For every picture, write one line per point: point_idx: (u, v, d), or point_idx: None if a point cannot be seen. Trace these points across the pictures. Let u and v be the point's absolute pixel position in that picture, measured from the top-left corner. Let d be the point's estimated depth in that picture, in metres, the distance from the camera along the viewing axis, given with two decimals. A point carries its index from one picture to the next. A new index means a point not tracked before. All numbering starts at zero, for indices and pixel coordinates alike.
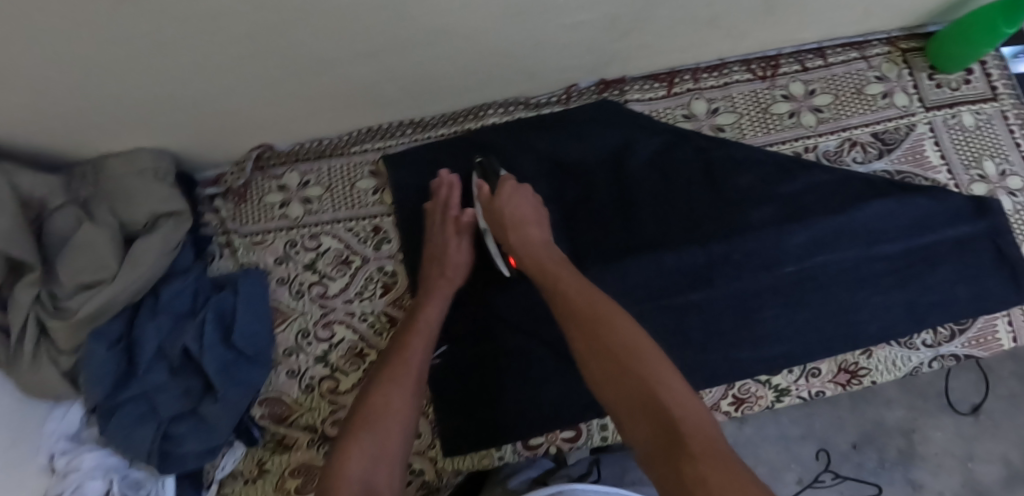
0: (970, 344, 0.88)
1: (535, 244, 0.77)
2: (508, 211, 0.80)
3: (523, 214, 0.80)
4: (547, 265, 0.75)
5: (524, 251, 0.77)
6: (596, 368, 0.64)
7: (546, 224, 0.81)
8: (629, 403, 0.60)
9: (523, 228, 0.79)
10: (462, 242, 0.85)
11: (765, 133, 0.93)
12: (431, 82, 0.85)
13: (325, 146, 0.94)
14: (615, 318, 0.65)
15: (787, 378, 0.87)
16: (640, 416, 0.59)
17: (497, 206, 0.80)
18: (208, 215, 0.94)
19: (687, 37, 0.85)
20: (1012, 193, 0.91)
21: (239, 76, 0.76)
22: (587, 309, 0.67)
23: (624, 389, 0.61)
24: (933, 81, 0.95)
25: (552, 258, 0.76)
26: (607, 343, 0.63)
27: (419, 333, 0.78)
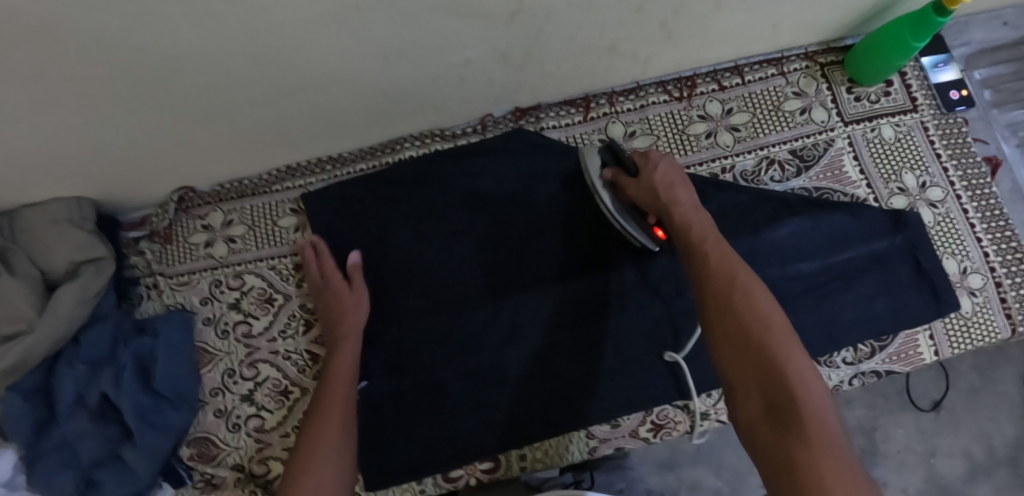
0: (891, 359, 0.87)
1: (686, 205, 0.75)
2: (656, 175, 0.78)
3: (670, 177, 0.78)
4: (693, 224, 0.72)
5: (675, 207, 0.74)
6: (718, 327, 0.62)
7: (693, 192, 0.78)
8: (751, 368, 0.59)
9: (674, 189, 0.76)
10: (354, 283, 0.87)
11: (682, 154, 0.93)
12: (337, 120, 0.86)
13: (246, 186, 0.95)
14: (746, 280, 0.64)
15: (705, 402, 0.87)
16: (757, 390, 0.58)
17: (646, 170, 0.79)
18: (132, 258, 0.95)
19: (588, 64, 0.86)
20: (932, 204, 0.90)
21: (140, 126, 0.78)
22: (718, 268, 0.66)
23: (745, 355, 0.60)
24: (852, 94, 0.95)
25: (700, 219, 0.73)
26: (736, 305, 0.62)
27: (337, 378, 0.79)
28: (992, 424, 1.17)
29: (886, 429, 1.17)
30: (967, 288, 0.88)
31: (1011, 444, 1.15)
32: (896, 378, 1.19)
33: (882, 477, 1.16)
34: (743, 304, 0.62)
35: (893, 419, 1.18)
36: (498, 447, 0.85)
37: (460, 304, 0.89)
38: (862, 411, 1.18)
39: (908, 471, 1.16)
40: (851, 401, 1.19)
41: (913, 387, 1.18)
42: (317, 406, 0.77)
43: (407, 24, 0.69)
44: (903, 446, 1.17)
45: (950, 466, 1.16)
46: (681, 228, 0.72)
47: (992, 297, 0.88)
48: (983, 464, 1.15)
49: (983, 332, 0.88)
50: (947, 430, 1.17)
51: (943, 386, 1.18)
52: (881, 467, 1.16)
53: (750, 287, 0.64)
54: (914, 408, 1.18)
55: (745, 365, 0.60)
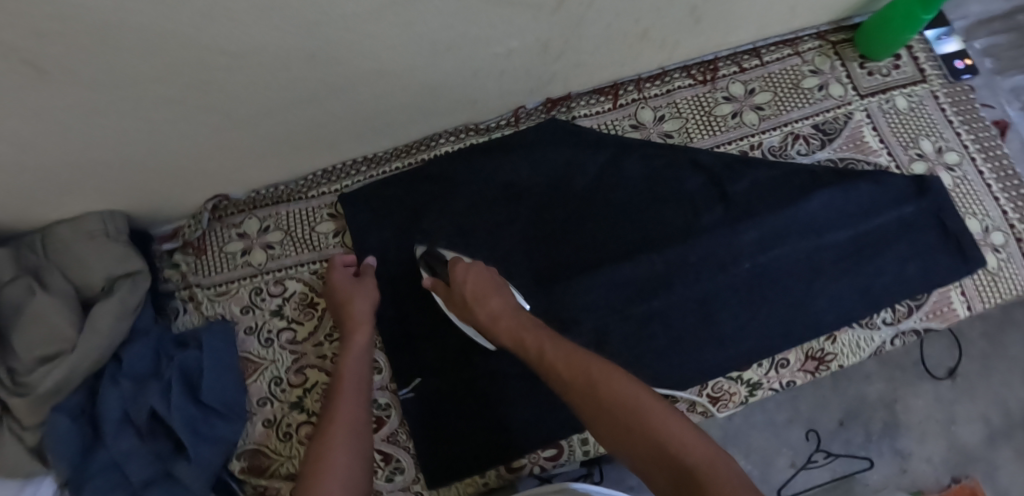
0: (928, 317, 0.90)
1: (503, 314, 0.76)
2: (467, 285, 0.79)
3: (482, 283, 0.79)
4: (523, 334, 0.73)
5: (495, 321, 0.75)
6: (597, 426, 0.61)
7: (509, 291, 0.79)
8: (641, 450, 0.56)
9: (482, 295, 0.78)
10: (363, 282, 0.85)
11: (710, 135, 0.96)
12: (376, 118, 0.86)
13: (281, 192, 0.94)
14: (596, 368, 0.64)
15: (757, 372, 0.88)
16: (657, 468, 0.55)
17: (456, 281, 0.81)
18: (167, 272, 0.93)
19: (618, 51, 0.89)
20: (950, 168, 0.95)
21: (181, 134, 0.76)
22: (568, 367, 0.65)
23: (630, 442, 0.58)
24: (865, 69, 0.99)
25: (523, 323, 0.74)
26: (597, 394, 0.61)
27: (346, 386, 0.75)
28: (1006, 388, 1.21)
29: (905, 401, 1.21)
30: (991, 245, 0.92)
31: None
32: (911, 349, 1.23)
33: (906, 448, 1.18)
34: (598, 393, 0.61)
35: (912, 391, 1.21)
36: (558, 433, 0.85)
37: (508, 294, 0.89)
38: (882, 384, 1.21)
39: (930, 441, 1.19)
40: (870, 375, 1.22)
41: (928, 358, 1.23)
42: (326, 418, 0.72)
43: (455, 17, 0.70)
44: (925, 416, 1.20)
45: (971, 433, 1.19)
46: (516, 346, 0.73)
47: (1015, 252, 0.92)
48: (1001, 428, 1.19)
49: (1010, 286, 0.92)
50: (965, 397, 1.20)
51: (956, 354, 1.22)
52: (905, 438, 1.19)
53: (597, 375, 0.63)
54: (930, 378, 1.22)
55: (635, 449, 0.57)
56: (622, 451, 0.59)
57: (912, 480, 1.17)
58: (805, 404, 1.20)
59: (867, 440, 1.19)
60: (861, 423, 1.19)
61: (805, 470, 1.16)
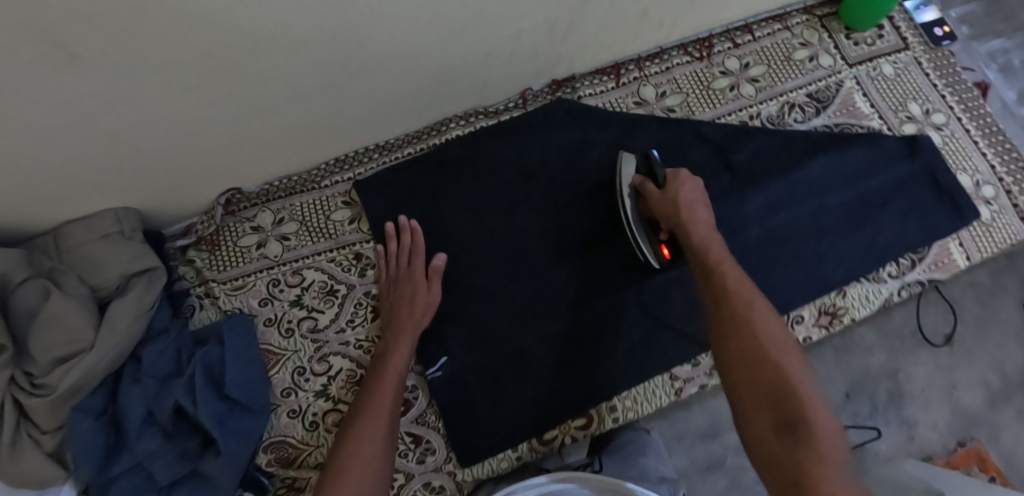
0: (930, 268, 0.94)
1: (700, 236, 0.76)
2: (678, 198, 0.79)
3: (692, 200, 0.80)
4: (713, 257, 0.73)
5: (694, 232, 0.76)
6: (734, 358, 0.63)
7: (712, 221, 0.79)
8: (765, 395, 0.59)
9: (693, 209, 0.78)
10: (432, 286, 0.86)
11: (711, 108, 0.99)
12: (391, 104, 0.88)
13: (295, 183, 0.95)
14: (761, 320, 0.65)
15: None
16: (765, 408, 0.58)
17: (669, 192, 0.81)
18: (181, 269, 0.92)
19: (621, 30, 0.91)
20: (938, 128, 1.00)
21: (199, 123, 0.76)
22: (739, 303, 0.67)
23: (758, 386, 0.60)
24: (851, 40, 1.04)
25: (715, 250, 0.74)
26: (755, 341, 0.63)
27: (389, 376, 0.78)
28: (1002, 351, 1.26)
29: (908, 369, 1.24)
30: (983, 198, 0.97)
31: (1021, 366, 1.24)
32: (908, 319, 1.26)
33: (911, 416, 1.22)
34: (757, 339, 0.63)
35: (913, 359, 1.24)
36: (587, 402, 0.86)
37: (533, 268, 0.91)
38: (882, 356, 1.24)
39: (935, 406, 1.22)
40: (870, 348, 1.25)
41: (924, 326, 1.26)
42: (364, 403, 0.76)
43: None
44: (927, 384, 1.24)
45: (972, 396, 1.23)
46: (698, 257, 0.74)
47: (1006, 204, 0.97)
48: (1000, 390, 1.23)
49: (1003, 236, 0.96)
50: (963, 363, 1.24)
51: (951, 320, 1.26)
52: (909, 406, 1.22)
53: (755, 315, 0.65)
54: (929, 347, 1.25)
55: (755, 384, 0.60)
56: (742, 387, 0.61)
57: (919, 447, 1.21)
58: (812, 378, 1.23)
59: (874, 410, 1.22)
60: (866, 393, 1.23)
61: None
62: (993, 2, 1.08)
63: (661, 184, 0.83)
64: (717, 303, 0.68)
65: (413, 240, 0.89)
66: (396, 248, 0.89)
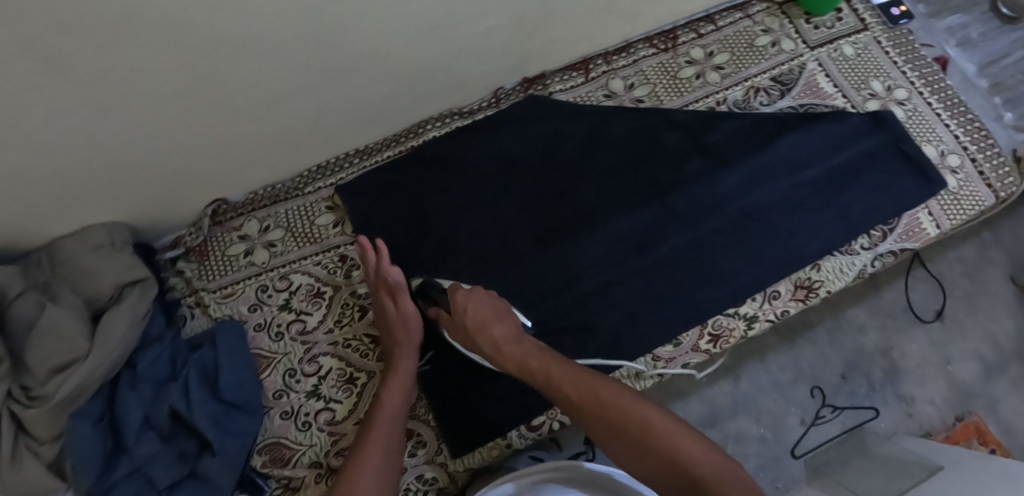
0: (902, 238, 0.96)
1: (507, 344, 0.76)
2: (470, 312, 0.79)
3: (482, 311, 0.79)
4: (528, 361, 0.74)
5: (503, 349, 0.75)
6: (608, 442, 0.64)
7: (512, 316, 0.79)
8: (650, 466, 0.60)
9: (486, 324, 0.78)
10: (401, 304, 0.84)
11: (679, 96, 1.02)
12: (369, 109, 0.92)
13: (279, 191, 0.97)
14: (601, 391, 0.67)
15: (753, 306, 0.91)
16: (664, 482, 0.59)
17: (458, 309, 0.80)
18: (172, 280, 0.95)
19: (587, 25, 0.95)
20: (901, 103, 1.03)
21: (187, 131, 0.79)
22: (576, 388, 0.68)
23: (642, 460, 0.60)
24: (811, 24, 1.07)
25: (530, 351, 0.75)
26: (610, 415, 0.64)
27: (384, 409, 0.79)
28: (993, 323, 1.27)
29: (901, 347, 1.25)
30: (949, 168, 1.00)
31: (1013, 337, 1.25)
32: (898, 296, 1.28)
33: (909, 394, 1.23)
34: (613, 413, 0.64)
35: (906, 336, 1.26)
36: None
37: (516, 255, 0.92)
38: (876, 334, 1.26)
39: (930, 382, 1.24)
40: (864, 326, 1.27)
41: (914, 303, 1.27)
42: (358, 444, 0.76)
43: None
44: (921, 360, 1.25)
45: (967, 371, 1.24)
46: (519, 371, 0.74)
47: (972, 173, 1.00)
48: (994, 361, 1.25)
49: (972, 203, 0.99)
50: (956, 337, 1.26)
51: (940, 296, 1.28)
52: (905, 383, 1.24)
53: (603, 397, 0.66)
54: (920, 323, 1.27)
55: (644, 464, 0.60)
56: (643, 476, 0.61)
57: (918, 424, 1.22)
58: (806, 361, 1.25)
59: (871, 388, 1.23)
60: (863, 373, 1.24)
61: (815, 427, 1.21)
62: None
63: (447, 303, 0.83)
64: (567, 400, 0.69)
65: (375, 257, 0.87)
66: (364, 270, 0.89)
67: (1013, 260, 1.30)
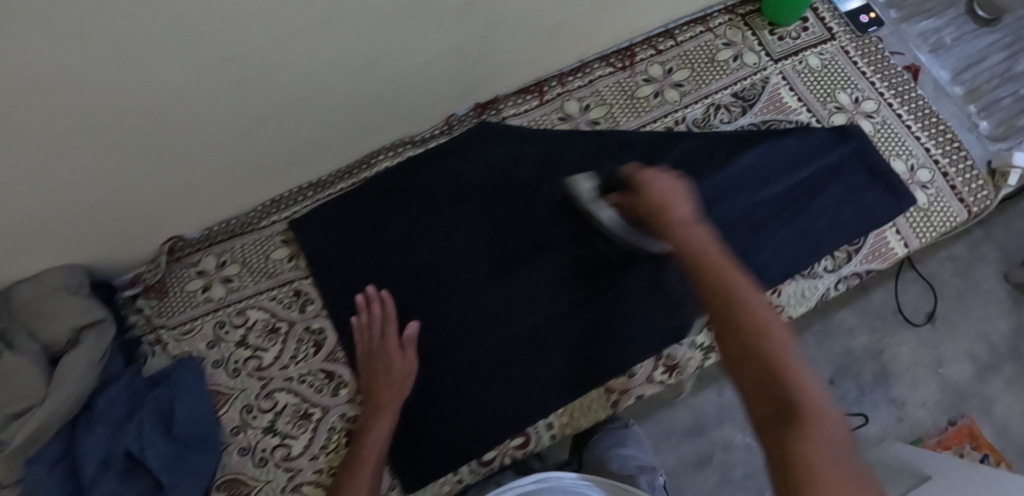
0: (868, 259, 0.93)
1: (684, 223, 0.68)
2: (653, 192, 0.71)
3: (665, 193, 0.71)
4: (689, 240, 0.66)
5: (684, 226, 0.68)
6: (722, 335, 0.58)
7: (693, 206, 0.71)
8: (754, 377, 0.54)
9: (671, 204, 0.70)
10: (407, 354, 0.87)
11: (636, 117, 0.99)
12: (319, 145, 0.91)
13: (234, 226, 0.98)
14: (759, 303, 0.58)
15: (709, 335, 0.90)
16: (757, 395, 0.53)
17: (637, 189, 0.73)
18: (132, 318, 0.96)
19: (536, 48, 0.93)
20: (869, 115, 1.00)
21: (129, 178, 0.80)
22: (721, 284, 0.61)
23: (747, 368, 0.55)
24: (775, 35, 1.04)
25: (698, 237, 0.66)
26: (743, 313, 0.57)
27: (370, 454, 0.80)
28: (988, 322, 1.23)
29: (892, 349, 1.21)
30: (919, 182, 0.96)
31: (1007, 335, 1.21)
32: (887, 298, 1.23)
33: (900, 396, 1.18)
34: (754, 323, 0.56)
35: (896, 339, 1.21)
36: (524, 421, 0.87)
37: (470, 286, 0.92)
38: (865, 338, 1.21)
39: (923, 384, 1.19)
40: (853, 329, 1.22)
41: (904, 305, 1.23)
42: (343, 489, 0.77)
43: (365, 27, 0.74)
44: (913, 362, 1.21)
45: (960, 371, 1.20)
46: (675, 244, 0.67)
47: (943, 186, 0.97)
48: (989, 360, 1.20)
49: (944, 219, 0.96)
50: (948, 337, 1.21)
51: (931, 298, 1.23)
52: (897, 385, 1.19)
53: (749, 297, 0.59)
54: (911, 326, 1.22)
55: (753, 367, 0.54)
56: (738, 374, 0.56)
57: (910, 428, 1.17)
58: None
59: (861, 393, 1.19)
60: (852, 378, 1.19)
61: None
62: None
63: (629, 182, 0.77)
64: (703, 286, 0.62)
65: (384, 309, 0.89)
66: (368, 319, 0.89)
67: (1007, 256, 1.26)
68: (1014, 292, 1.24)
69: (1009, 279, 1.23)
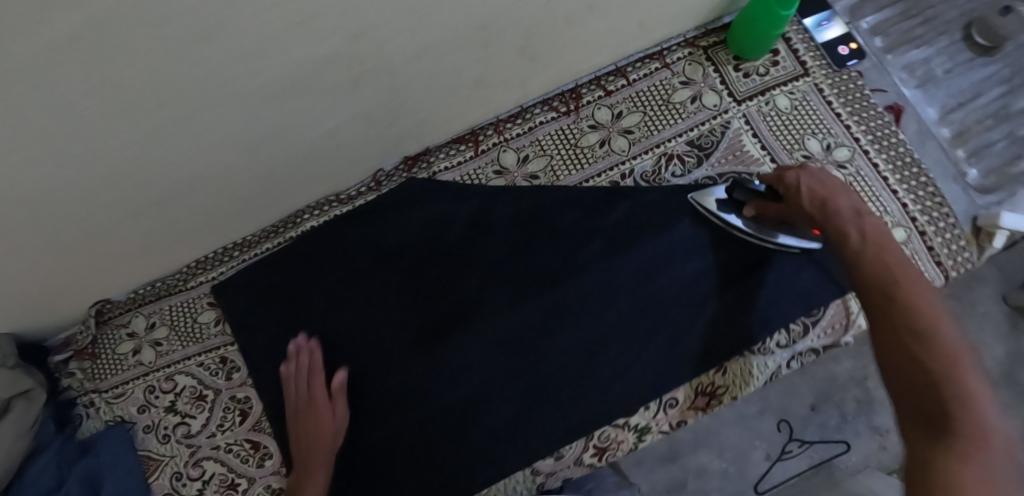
0: (825, 333, 0.86)
1: (846, 215, 0.71)
2: (806, 193, 0.74)
3: (828, 188, 0.73)
4: (856, 235, 0.70)
5: (840, 228, 0.71)
6: (881, 344, 0.63)
7: (856, 199, 0.73)
8: (913, 383, 0.58)
9: (835, 199, 0.72)
10: (335, 405, 0.84)
11: (579, 169, 0.91)
12: (233, 212, 0.85)
13: (161, 288, 0.95)
14: (922, 302, 0.62)
15: (645, 416, 0.85)
16: (920, 397, 0.57)
17: (789, 186, 0.75)
18: (65, 381, 0.94)
19: (462, 100, 0.85)
20: (841, 165, 0.90)
21: (25, 269, 0.75)
22: (884, 284, 0.65)
23: (911, 371, 0.59)
24: (739, 72, 0.93)
25: (866, 229, 0.70)
26: (901, 322, 0.62)
27: None
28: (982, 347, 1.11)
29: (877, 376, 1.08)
30: None
31: (1002, 361, 1.11)
32: None
33: (884, 424, 1.06)
34: (910, 327, 0.61)
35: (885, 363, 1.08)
36: None
37: (395, 356, 0.87)
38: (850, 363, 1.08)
39: None
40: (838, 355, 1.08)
41: None
42: None
43: (246, 110, 0.66)
44: None
45: None
46: (839, 241, 0.71)
47: (919, 247, 0.87)
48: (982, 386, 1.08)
49: None
50: None
51: None
52: (882, 413, 1.06)
53: (922, 305, 0.62)
54: None
55: (914, 373, 0.59)
56: (895, 380, 0.60)
57: (890, 456, 1.06)
58: (773, 391, 1.08)
59: (843, 420, 1.07)
60: (835, 405, 1.07)
61: (781, 462, 1.05)
62: (908, 4, 0.96)
63: (777, 176, 0.78)
64: (866, 289, 0.67)
65: (310, 359, 0.86)
66: (295, 370, 0.86)
67: (1007, 277, 1.12)
68: (1013, 316, 1.12)
69: (1008, 300, 1.11)
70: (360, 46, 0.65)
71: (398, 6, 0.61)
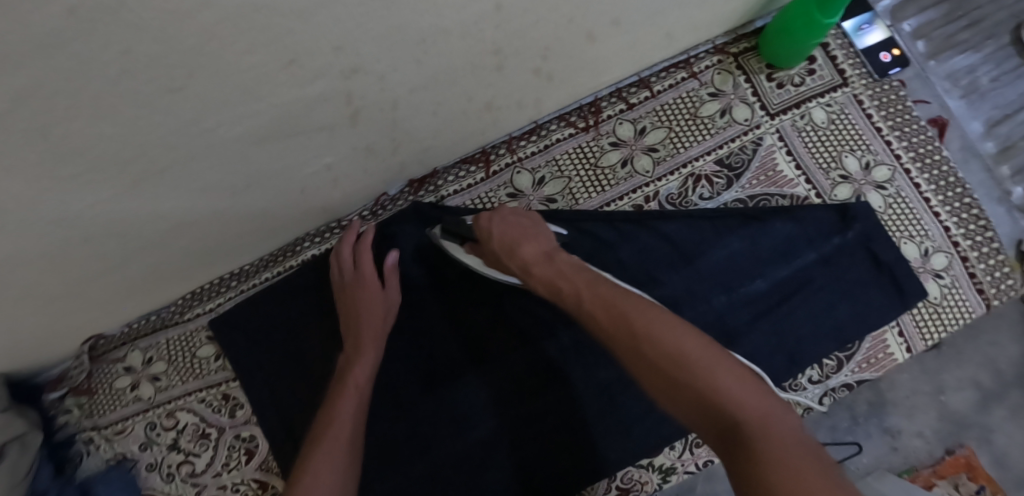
0: (861, 368, 0.82)
1: (538, 260, 0.66)
2: (496, 239, 0.69)
3: (512, 235, 0.69)
4: (557, 278, 0.63)
5: (530, 270, 0.66)
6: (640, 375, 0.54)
7: (544, 234, 0.70)
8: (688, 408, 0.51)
9: (518, 243, 0.68)
10: (389, 287, 0.80)
11: (597, 193, 0.85)
12: (228, 245, 0.79)
13: (156, 321, 0.89)
14: (633, 306, 0.56)
15: (670, 456, 0.83)
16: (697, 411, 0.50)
17: (484, 231, 0.71)
18: (62, 418, 0.88)
19: (472, 123, 0.77)
20: (880, 186, 0.83)
21: (20, 323, 0.69)
22: (604, 308, 0.58)
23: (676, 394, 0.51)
24: (773, 82, 0.86)
25: (561, 269, 0.64)
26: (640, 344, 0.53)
27: (349, 390, 0.73)
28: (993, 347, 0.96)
29: (889, 376, 0.95)
30: (932, 271, 0.82)
31: (1018, 362, 0.94)
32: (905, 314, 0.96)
33: (896, 427, 0.94)
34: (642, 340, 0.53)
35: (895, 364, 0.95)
36: None
37: (403, 398, 0.81)
38: None
39: (918, 413, 0.94)
40: None
41: None
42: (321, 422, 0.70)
43: (237, 152, 0.58)
44: (910, 390, 0.95)
45: (961, 400, 0.94)
46: (548, 290, 0.64)
47: (961, 274, 0.82)
48: (993, 389, 0.94)
49: (956, 314, 0.82)
50: (952, 365, 0.95)
51: None
52: (893, 416, 0.94)
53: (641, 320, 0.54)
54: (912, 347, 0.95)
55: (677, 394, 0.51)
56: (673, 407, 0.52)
57: (902, 458, 0.93)
58: None
59: (853, 423, 0.94)
60: (845, 406, 0.94)
61: None
62: (953, 6, 0.89)
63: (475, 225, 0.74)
64: (593, 321, 0.58)
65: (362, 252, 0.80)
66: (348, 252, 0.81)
67: None
68: None
69: None
70: (357, 82, 0.56)
71: (399, 37, 0.52)
